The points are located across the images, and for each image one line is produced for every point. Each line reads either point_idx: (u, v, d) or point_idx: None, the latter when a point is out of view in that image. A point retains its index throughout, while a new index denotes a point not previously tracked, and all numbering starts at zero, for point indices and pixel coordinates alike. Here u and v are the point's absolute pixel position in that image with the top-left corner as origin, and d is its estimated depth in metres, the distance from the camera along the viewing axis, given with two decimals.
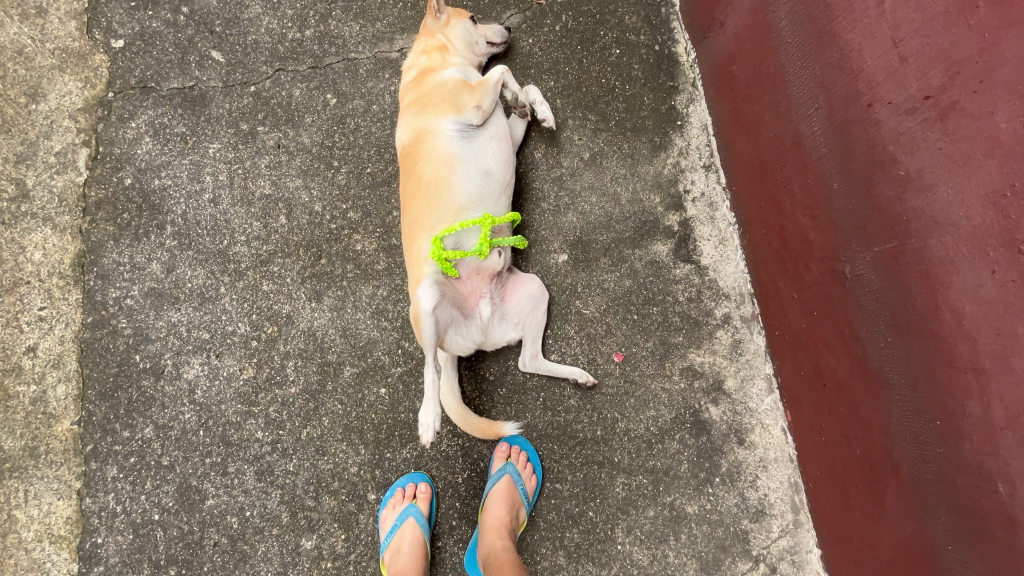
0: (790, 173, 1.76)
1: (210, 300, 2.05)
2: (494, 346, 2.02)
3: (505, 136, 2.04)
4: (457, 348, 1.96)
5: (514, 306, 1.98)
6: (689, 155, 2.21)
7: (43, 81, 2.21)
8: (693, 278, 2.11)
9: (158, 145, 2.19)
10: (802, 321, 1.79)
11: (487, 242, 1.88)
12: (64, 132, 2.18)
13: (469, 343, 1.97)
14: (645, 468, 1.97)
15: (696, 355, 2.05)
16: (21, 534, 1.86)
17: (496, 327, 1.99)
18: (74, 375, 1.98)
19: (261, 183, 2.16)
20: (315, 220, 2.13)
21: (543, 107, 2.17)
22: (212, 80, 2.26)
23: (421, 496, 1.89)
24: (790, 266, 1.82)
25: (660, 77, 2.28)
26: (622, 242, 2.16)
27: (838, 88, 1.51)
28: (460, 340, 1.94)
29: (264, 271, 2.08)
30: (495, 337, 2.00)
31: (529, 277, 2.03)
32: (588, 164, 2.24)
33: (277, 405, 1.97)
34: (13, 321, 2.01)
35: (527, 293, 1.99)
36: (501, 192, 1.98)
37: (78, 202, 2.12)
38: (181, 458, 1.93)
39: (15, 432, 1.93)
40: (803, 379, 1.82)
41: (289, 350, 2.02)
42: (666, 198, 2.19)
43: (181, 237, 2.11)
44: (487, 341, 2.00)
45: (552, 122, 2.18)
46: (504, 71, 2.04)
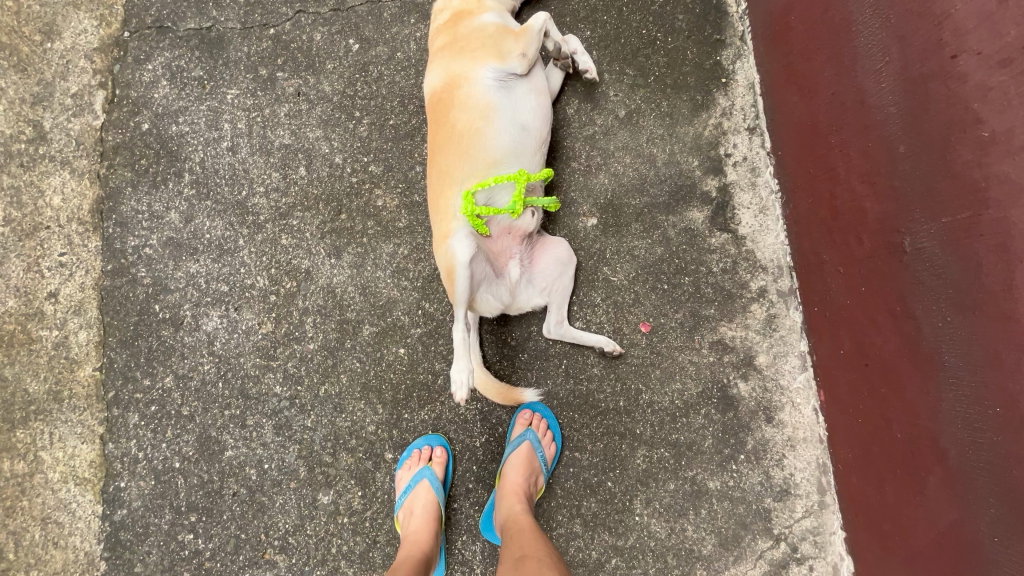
0: (848, 136, 1.61)
1: (229, 252, 2.01)
2: (519, 311, 1.96)
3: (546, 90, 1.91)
4: (486, 306, 1.90)
5: (542, 271, 1.91)
6: (733, 115, 2.06)
7: (58, 18, 2.13)
8: (729, 248, 2.00)
9: (175, 90, 2.11)
10: (847, 298, 1.69)
11: (521, 200, 1.78)
12: (80, 73, 2.10)
13: (497, 302, 1.91)
14: (667, 442, 1.92)
15: (728, 328, 1.97)
16: (48, 475, 1.89)
17: (524, 291, 1.92)
18: (95, 322, 1.97)
19: (281, 133, 2.08)
20: (336, 172, 2.05)
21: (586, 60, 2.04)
22: (230, 22, 2.15)
23: (437, 459, 1.87)
24: (839, 237, 1.70)
25: (706, 29, 2.11)
26: (656, 207, 2.04)
27: (916, 38, 1.35)
28: (488, 300, 1.89)
29: (284, 224, 2.02)
30: (521, 301, 1.93)
31: (557, 241, 1.94)
32: (623, 123, 2.10)
33: (295, 360, 1.95)
34: (35, 266, 1.99)
35: (557, 258, 1.91)
36: (537, 148, 1.87)
37: (96, 146, 2.07)
38: (201, 409, 1.93)
39: (40, 376, 1.94)
40: (842, 357, 1.74)
41: (308, 306, 1.98)
42: (705, 161, 2.05)
43: (200, 186, 2.05)
44: (513, 303, 1.93)
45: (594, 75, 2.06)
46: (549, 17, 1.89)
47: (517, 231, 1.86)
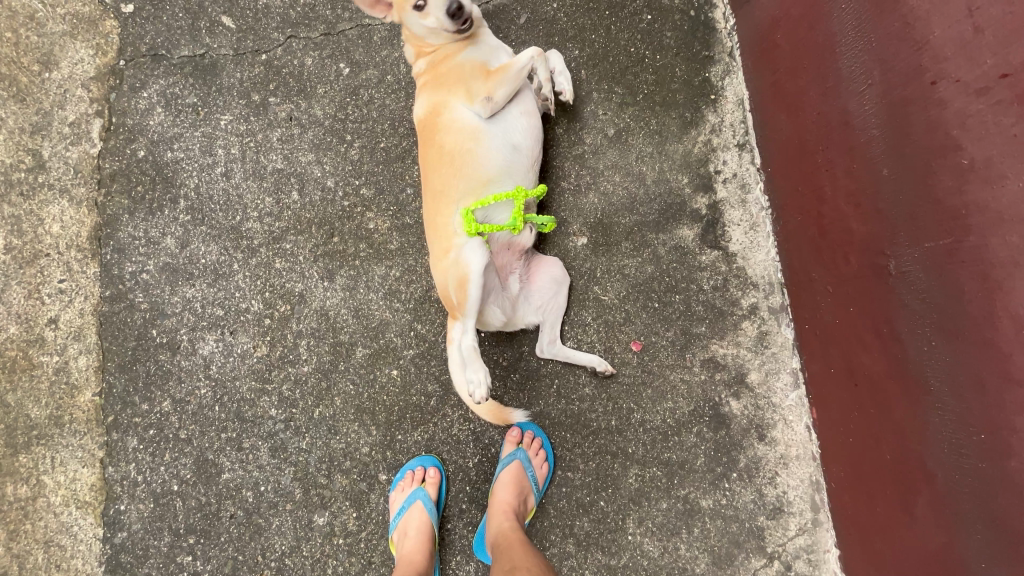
0: (834, 156, 1.61)
1: (224, 276, 2.04)
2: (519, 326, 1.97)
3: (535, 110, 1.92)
4: (491, 318, 1.90)
5: (540, 286, 1.94)
6: (723, 132, 2.06)
7: (56, 48, 2.17)
8: (720, 265, 2.01)
9: (170, 117, 2.14)
10: (836, 317, 1.68)
11: (520, 216, 1.83)
12: (77, 101, 2.14)
13: (501, 315, 1.91)
14: (659, 460, 1.92)
15: (719, 345, 1.97)
16: (50, 499, 1.93)
17: (523, 307, 1.95)
18: (95, 347, 2.01)
19: (274, 157, 2.10)
20: (328, 196, 2.07)
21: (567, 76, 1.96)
22: (223, 48, 2.18)
23: (430, 480, 1.88)
24: (827, 255, 1.70)
25: (694, 46, 2.11)
26: (646, 225, 2.05)
27: (898, 61, 1.35)
28: (492, 314, 1.90)
29: (277, 248, 2.05)
30: (520, 317, 1.96)
31: (552, 259, 1.98)
32: (612, 141, 2.11)
33: (290, 383, 1.98)
34: (36, 293, 2.03)
35: (553, 273, 1.95)
36: (530, 166, 1.89)
37: (94, 173, 2.11)
38: (198, 432, 1.96)
39: (41, 401, 1.98)
40: (833, 376, 1.73)
41: (302, 329, 2.00)
42: (695, 178, 2.06)
43: (195, 212, 2.08)
44: (514, 317, 1.94)
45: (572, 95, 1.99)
46: (538, 49, 1.85)
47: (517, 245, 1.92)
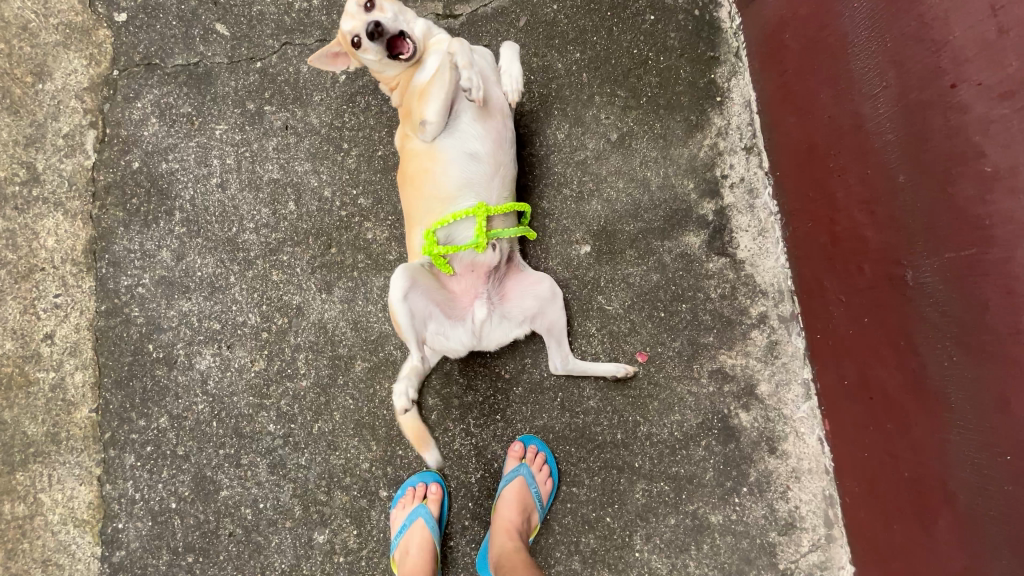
0: (846, 161, 1.55)
1: (220, 289, 2.00)
2: (497, 344, 1.88)
3: (494, 113, 1.81)
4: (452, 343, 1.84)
5: (520, 301, 1.84)
6: (729, 135, 2.00)
7: (49, 58, 2.14)
8: (727, 272, 1.95)
9: (165, 127, 2.11)
10: (849, 327, 1.62)
11: (483, 234, 1.75)
12: (71, 113, 2.11)
13: (465, 338, 1.85)
14: (666, 475, 1.87)
15: (728, 356, 1.91)
16: (48, 517, 1.90)
17: (498, 327, 1.85)
18: (91, 363, 1.98)
19: (270, 167, 2.06)
20: (325, 206, 2.03)
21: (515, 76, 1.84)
22: (217, 56, 2.14)
23: (431, 497, 1.85)
24: (839, 265, 1.64)
25: (699, 47, 2.05)
26: (651, 233, 1.99)
27: (915, 63, 1.29)
28: (459, 337, 1.84)
29: (274, 260, 2.01)
30: (497, 338, 1.86)
31: (540, 275, 1.85)
32: (615, 146, 2.05)
33: (288, 398, 1.94)
34: (31, 308, 2.01)
35: (539, 287, 1.83)
36: (493, 174, 1.81)
37: (88, 186, 2.08)
38: (196, 448, 1.92)
39: (38, 418, 1.95)
40: (846, 388, 1.68)
41: (300, 342, 1.96)
42: (701, 183, 2.00)
43: (190, 224, 2.04)
44: (484, 338, 1.85)
45: (519, 87, 1.85)
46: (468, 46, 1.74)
47: (484, 267, 1.83)
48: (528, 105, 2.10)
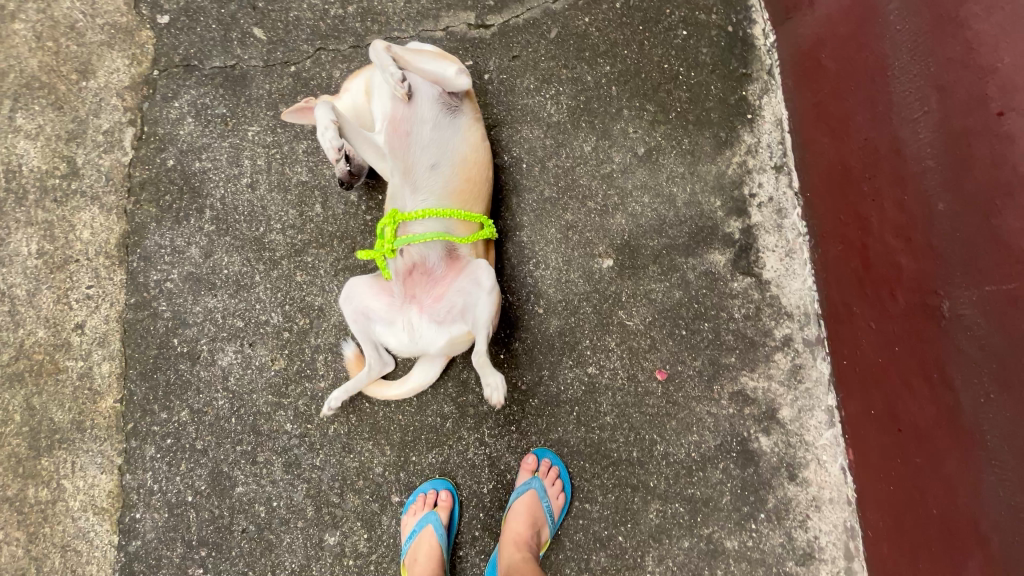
0: (879, 185, 1.52)
1: (245, 287, 2.04)
2: (432, 348, 1.79)
3: (394, 120, 1.77)
4: (385, 344, 1.82)
5: (446, 304, 1.76)
6: (759, 153, 1.99)
7: (94, 57, 2.22)
8: (752, 293, 1.92)
9: (200, 127, 2.16)
10: (877, 355, 1.59)
11: (390, 242, 1.75)
12: (112, 110, 2.18)
13: (400, 340, 1.79)
14: (682, 496, 1.84)
15: (749, 378, 1.88)
16: (69, 503, 1.95)
17: (426, 332, 1.77)
18: (118, 354, 2.03)
19: (298, 169, 2.10)
20: (351, 210, 2.06)
21: (392, 70, 1.70)
22: (253, 59, 2.19)
23: (441, 504, 1.85)
24: (870, 291, 1.60)
25: (731, 63, 2.05)
26: (675, 249, 1.97)
27: (958, 89, 1.27)
28: (393, 339, 1.79)
29: (299, 261, 2.04)
30: (426, 342, 1.78)
31: (479, 277, 1.75)
32: (642, 160, 2.03)
33: (306, 398, 1.96)
34: (64, 297, 2.06)
35: (466, 290, 1.75)
36: (405, 181, 1.80)
37: (124, 181, 2.13)
38: (214, 443, 1.95)
39: (65, 405, 2.01)
40: (873, 418, 1.64)
41: (320, 344, 1.99)
42: (728, 201, 1.98)
43: (220, 222, 2.09)
44: (416, 341, 1.78)
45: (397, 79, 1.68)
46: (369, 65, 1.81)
47: (405, 270, 1.78)
48: (556, 116, 2.08)
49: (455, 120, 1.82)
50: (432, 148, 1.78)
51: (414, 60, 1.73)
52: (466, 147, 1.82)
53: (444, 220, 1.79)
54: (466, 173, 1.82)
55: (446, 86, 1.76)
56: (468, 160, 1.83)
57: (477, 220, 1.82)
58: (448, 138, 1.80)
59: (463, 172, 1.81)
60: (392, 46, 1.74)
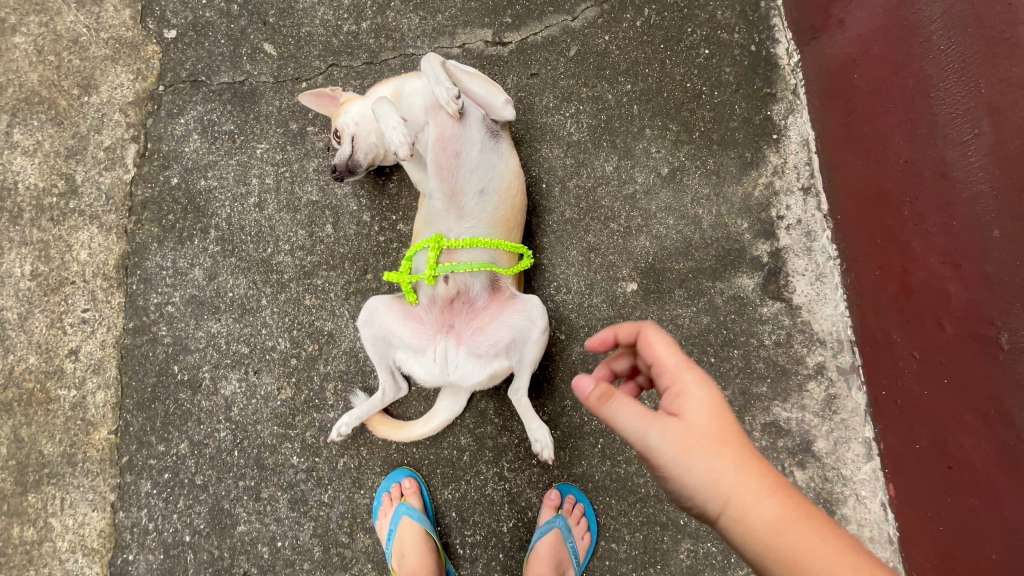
0: (922, 209, 1.46)
1: (251, 311, 1.94)
2: (469, 382, 1.68)
3: (442, 139, 1.69)
4: (417, 374, 1.70)
5: (490, 337, 1.66)
6: (786, 174, 1.92)
7: (97, 72, 2.15)
8: (783, 318, 1.85)
9: (206, 143, 2.08)
10: (922, 387, 1.51)
11: (432, 268, 1.67)
12: (114, 126, 2.10)
13: (433, 371, 1.68)
14: (714, 535, 1.73)
15: (782, 409, 1.81)
16: (57, 544, 1.81)
17: (464, 365, 1.66)
18: (114, 382, 1.91)
19: (309, 189, 2.02)
20: (363, 230, 1.97)
21: (447, 84, 1.63)
22: (263, 75, 2.12)
23: (408, 493, 1.76)
24: (912, 319, 1.52)
25: (755, 83, 2.00)
26: (702, 272, 1.90)
27: (1014, 112, 1.23)
28: (424, 370, 1.69)
29: (308, 284, 1.95)
30: (463, 376, 1.67)
31: (527, 312, 1.66)
32: (666, 181, 1.97)
33: (314, 429, 1.85)
34: (58, 322, 1.96)
35: (513, 325, 1.66)
36: (452, 205, 1.72)
37: (126, 200, 2.04)
38: (214, 479, 1.83)
39: (55, 437, 1.88)
40: (917, 452, 1.55)
41: (329, 371, 1.88)
42: (755, 224, 1.92)
43: (225, 243, 1.99)
44: (451, 374, 1.67)
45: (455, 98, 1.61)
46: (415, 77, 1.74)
47: (446, 298, 1.69)
48: (576, 135, 2.02)
49: (498, 144, 1.74)
50: (479, 172, 1.70)
51: (466, 81, 1.68)
52: (510, 173, 1.74)
53: (491, 251, 1.73)
54: (513, 201, 1.75)
55: (490, 111, 1.70)
56: (516, 188, 1.76)
57: (520, 251, 1.76)
58: (495, 162, 1.71)
59: (509, 200, 1.74)
60: (447, 62, 1.69)
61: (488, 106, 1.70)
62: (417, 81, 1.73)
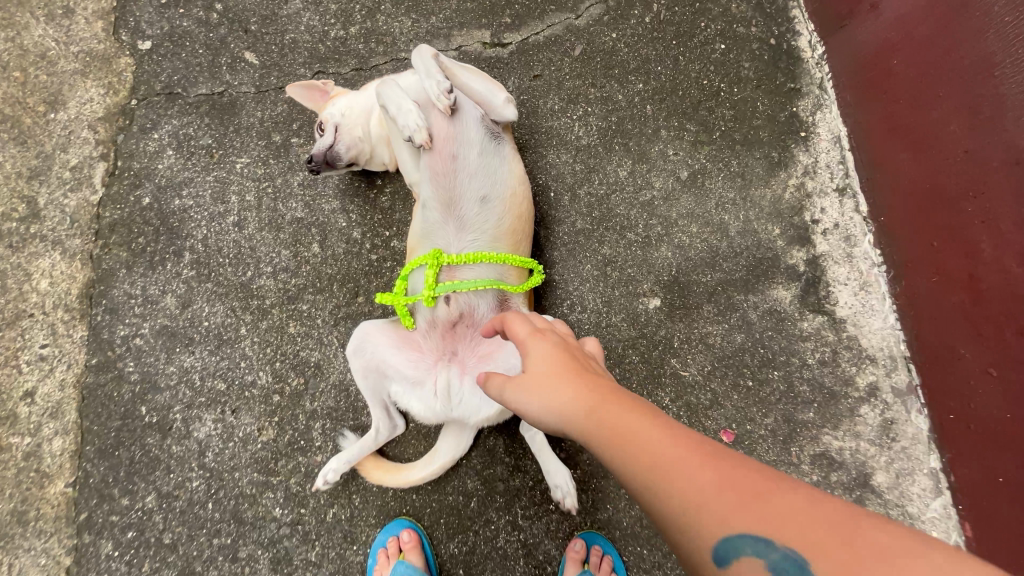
0: (993, 203, 1.30)
1: (229, 342, 1.73)
2: (475, 418, 1.47)
3: (438, 142, 1.50)
4: (417, 410, 1.50)
5: (498, 366, 1.46)
6: (818, 174, 1.74)
7: (65, 87, 1.99)
8: (826, 334, 1.64)
9: (181, 159, 1.90)
10: (1004, 410, 1.29)
11: (432, 287, 1.46)
12: (82, 144, 1.93)
13: (434, 406, 1.48)
14: None
15: (833, 438, 1.58)
16: None
17: (470, 399, 1.46)
18: (73, 427, 1.69)
19: (293, 205, 1.83)
20: (353, 248, 1.78)
21: (439, 78, 1.47)
22: (244, 85, 1.96)
23: (407, 548, 1.51)
24: (985, 331, 1.32)
25: (777, 78, 1.84)
26: (732, 285, 1.70)
27: None
28: (423, 405, 1.49)
29: (292, 310, 1.74)
30: (469, 411, 1.47)
31: None
32: (686, 185, 1.79)
33: (299, 476, 1.62)
34: (13, 360, 1.74)
35: None
36: (451, 215, 1.52)
37: (92, 223, 1.86)
38: (185, 537, 1.60)
39: (4, 493, 1.65)
40: (1002, 488, 1.32)
41: (316, 409, 1.67)
42: (788, 229, 1.73)
43: (200, 267, 1.80)
44: (455, 409, 1.47)
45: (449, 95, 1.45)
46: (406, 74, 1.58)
47: (447, 322, 1.49)
48: (586, 138, 1.85)
49: (501, 147, 1.55)
50: (480, 178, 1.51)
51: (462, 77, 1.52)
52: (516, 179, 1.55)
53: (496, 266, 1.53)
54: (520, 211, 1.56)
55: (491, 112, 1.55)
56: (524, 196, 1.57)
57: (529, 265, 1.58)
58: (498, 168, 1.53)
59: (515, 208, 1.54)
60: (440, 56, 1.53)
61: (489, 106, 1.54)
62: (408, 78, 1.56)
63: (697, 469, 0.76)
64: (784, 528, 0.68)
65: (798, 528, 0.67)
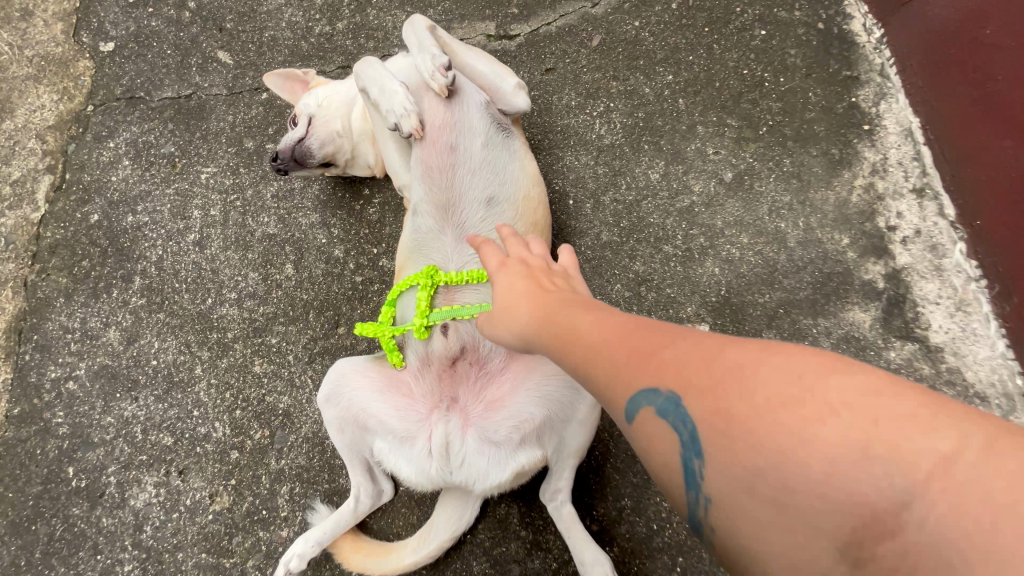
0: None
1: (180, 385, 1.42)
2: (483, 484, 1.14)
3: (434, 136, 1.23)
4: (406, 474, 1.16)
5: (511, 416, 1.12)
6: (890, 172, 1.45)
7: (14, 94, 1.75)
8: (920, 366, 1.31)
9: (138, 171, 1.64)
10: None
11: (425, 315, 1.16)
12: (27, 155, 1.68)
13: (428, 468, 1.14)
14: None
15: None
16: None
17: (476, 460, 1.13)
18: None
19: (264, 220, 1.55)
20: (334, 269, 1.49)
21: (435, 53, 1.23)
22: (215, 87, 1.72)
23: None
24: None
25: (830, 64, 1.56)
26: (797, 307, 1.39)
27: None
28: (415, 468, 1.15)
29: (258, 344, 1.43)
30: (475, 475, 1.13)
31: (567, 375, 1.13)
32: (731, 189, 1.50)
33: (259, 556, 1.28)
34: None
35: (546, 396, 1.13)
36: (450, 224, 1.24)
37: (30, 244, 1.58)
38: None
39: None
40: None
41: (283, 468, 1.33)
42: (860, 238, 1.42)
43: (151, 294, 1.51)
44: (456, 473, 1.13)
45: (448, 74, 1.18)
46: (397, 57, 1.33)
47: (446, 359, 1.17)
48: (609, 138, 1.58)
49: (511, 142, 1.28)
50: (486, 178, 1.24)
51: (467, 58, 1.30)
52: (529, 180, 1.27)
53: None
54: (535, 218, 1.26)
55: (499, 100, 1.31)
56: (539, 200, 1.28)
57: None
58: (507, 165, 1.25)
59: (529, 215, 1.25)
60: (439, 30, 1.30)
61: (497, 93, 1.30)
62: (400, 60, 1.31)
63: (604, 340, 0.71)
64: (674, 376, 0.61)
65: (677, 369, 0.61)
